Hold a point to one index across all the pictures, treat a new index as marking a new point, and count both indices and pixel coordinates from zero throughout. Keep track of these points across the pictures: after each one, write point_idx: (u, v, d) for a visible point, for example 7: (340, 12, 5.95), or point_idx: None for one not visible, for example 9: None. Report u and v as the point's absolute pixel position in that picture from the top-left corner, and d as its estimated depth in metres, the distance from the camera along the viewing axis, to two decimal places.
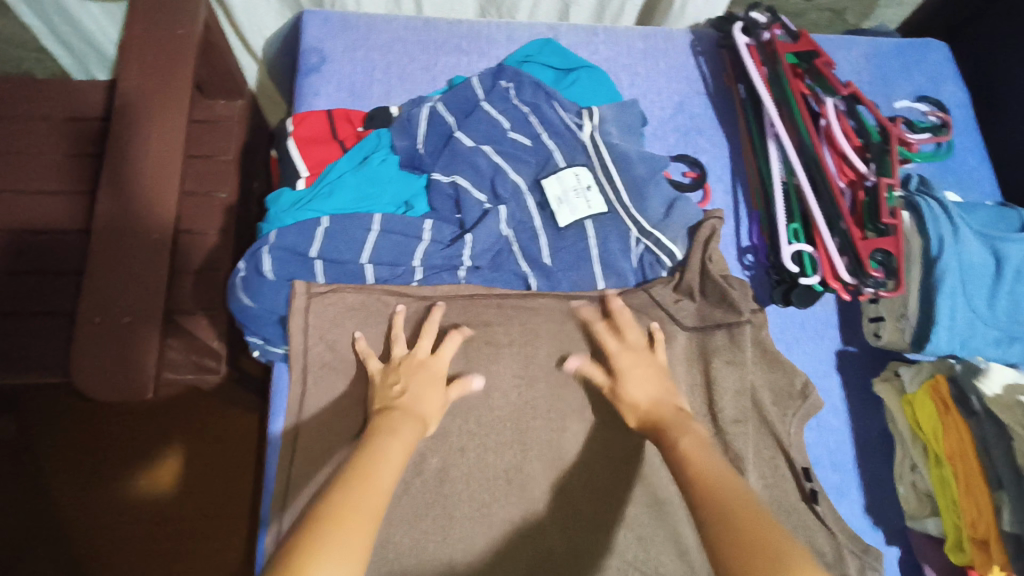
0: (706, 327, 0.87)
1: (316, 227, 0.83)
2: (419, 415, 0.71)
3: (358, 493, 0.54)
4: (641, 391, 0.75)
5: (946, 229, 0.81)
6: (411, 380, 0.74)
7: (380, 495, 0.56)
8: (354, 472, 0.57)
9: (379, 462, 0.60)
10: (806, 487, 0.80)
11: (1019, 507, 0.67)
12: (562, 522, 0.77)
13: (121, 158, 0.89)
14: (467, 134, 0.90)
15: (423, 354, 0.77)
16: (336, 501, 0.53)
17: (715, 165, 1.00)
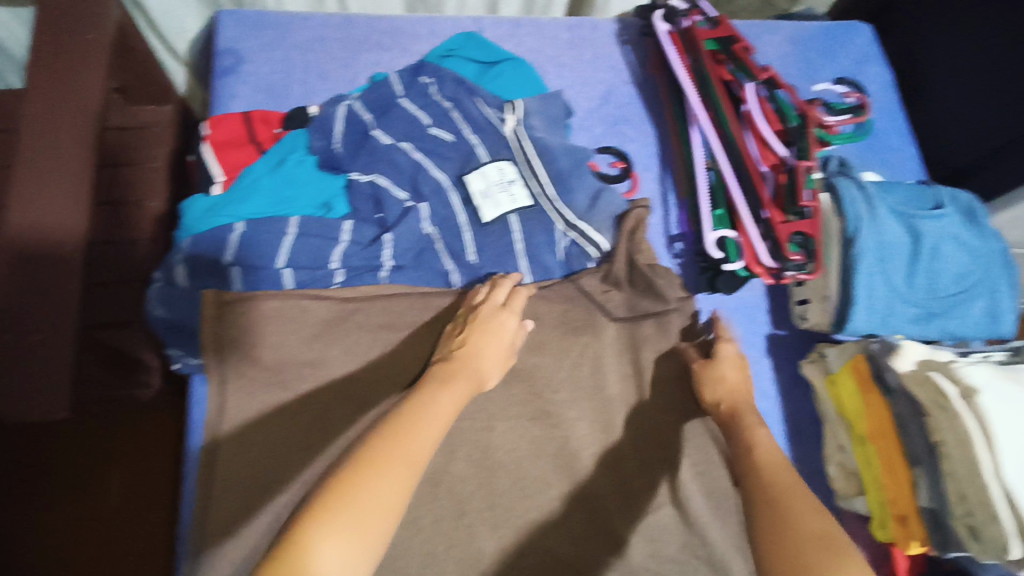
0: (635, 317, 0.88)
1: (229, 233, 0.81)
2: (474, 369, 0.73)
3: (407, 440, 0.56)
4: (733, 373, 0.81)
5: (861, 209, 0.81)
6: (473, 331, 0.76)
7: (425, 444, 0.58)
8: (403, 417, 0.59)
9: (427, 410, 0.61)
10: None
11: (935, 483, 0.67)
12: (491, 522, 0.76)
13: (31, 164, 0.82)
14: (386, 132, 0.88)
15: (494, 303, 0.79)
16: (382, 446, 0.54)
17: (642, 154, 1.00)
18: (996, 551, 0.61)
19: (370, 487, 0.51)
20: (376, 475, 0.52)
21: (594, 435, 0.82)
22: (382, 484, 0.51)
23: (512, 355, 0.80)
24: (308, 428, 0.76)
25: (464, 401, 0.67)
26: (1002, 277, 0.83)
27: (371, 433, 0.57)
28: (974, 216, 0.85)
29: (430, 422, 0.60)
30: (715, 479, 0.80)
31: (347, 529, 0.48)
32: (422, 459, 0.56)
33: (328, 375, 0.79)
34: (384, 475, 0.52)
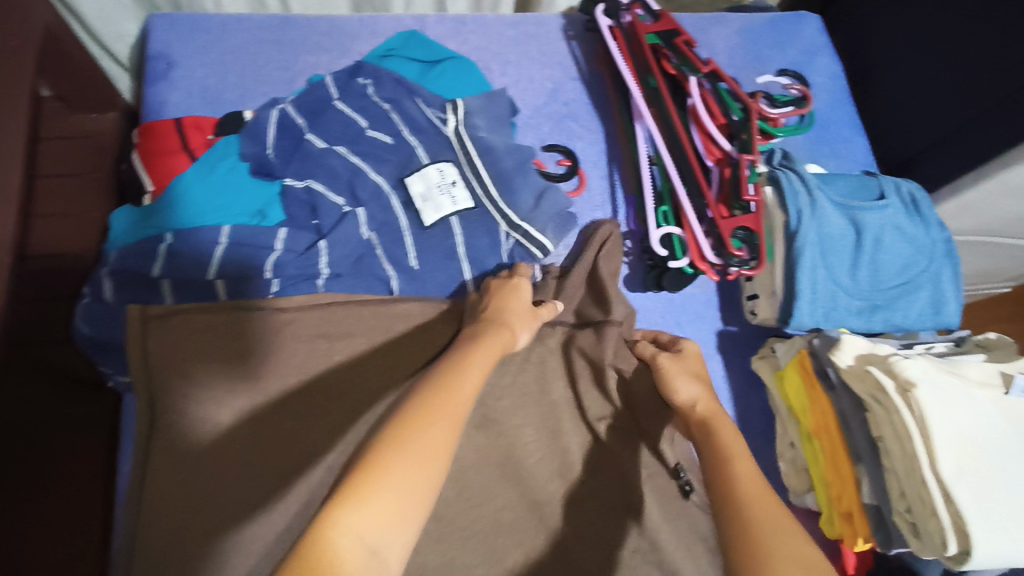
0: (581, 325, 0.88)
1: (158, 246, 0.78)
2: (509, 328, 0.72)
3: (451, 392, 0.57)
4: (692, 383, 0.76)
5: (804, 202, 0.80)
6: (497, 297, 0.77)
7: (469, 401, 0.58)
8: (447, 374, 0.59)
9: (469, 367, 0.61)
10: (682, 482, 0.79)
11: (877, 480, 0.66)
12: (436, 534, 0.74)
13: None
14: (320, 136, 0.86)
15: (501, 278, 0.81)
16: (429, 398, 0.55)
17: (589, 152, 0.99)
18: (933, 548, 0.60)
19: (417, 443, 0.51)
20: (422, 431, 0.52)
21: (541, 440, 0.80)
22: (429, 434, 0.52)
23: (540, 317, 0.79)
24: (241, 445, 0.73)
25: (499, 358, 0.67)
26: (944, 266, 0.83)
27: (419, 386, 0.58)
28: (917, 207, 0.84)
29: (473, 378, 0.60)
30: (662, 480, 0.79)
31: (399, 482, 0.49)
32: (465, 416, 0.57)
33: (259, 389, 0.76)
34: (430, 431, 0.53)
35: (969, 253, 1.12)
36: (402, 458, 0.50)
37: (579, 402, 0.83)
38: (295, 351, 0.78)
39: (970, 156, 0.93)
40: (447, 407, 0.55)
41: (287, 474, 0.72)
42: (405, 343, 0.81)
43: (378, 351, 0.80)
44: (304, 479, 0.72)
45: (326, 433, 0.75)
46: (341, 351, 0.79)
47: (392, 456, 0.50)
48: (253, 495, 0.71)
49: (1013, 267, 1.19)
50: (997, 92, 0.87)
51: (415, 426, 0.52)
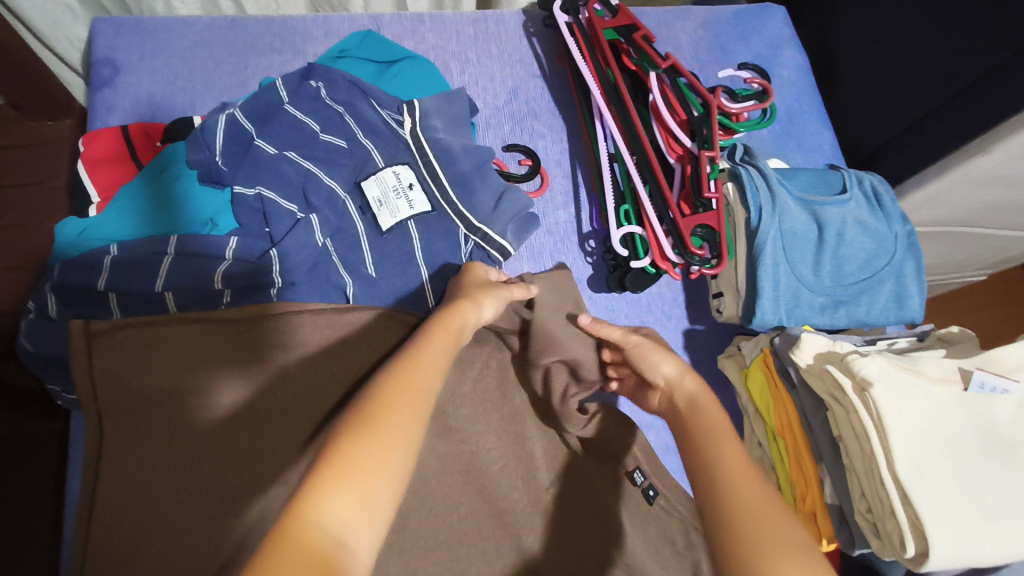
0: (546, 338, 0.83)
1: (103, 258, 0.76)
2: (474, 302, 0.69)
3: (415, 374, 0.55)
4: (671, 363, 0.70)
5: (765, 198, 0.78)
6: (460, 282, 0.75)
7: (437, 382, 0.56)
8: (408, 354, 0.58)
9: (427, 343, 0.60)
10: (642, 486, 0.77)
11: (839, 480, 0.66)
12: (398, 546, 0.71)
13: None
14: (270, 141, 0.84)
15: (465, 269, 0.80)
16: (390, 380, 0.54)
17: (552, 151, 0.98)
18: (893, 548, 0.59)
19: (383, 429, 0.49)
20: (386, 414, 0.50)
21: (504, 447, 0.79)
22: (392, 418, 0.50)
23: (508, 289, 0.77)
24: (197, 464, 0.71)
25: (460, 340, 0.64)
26: (907, 260, 0.82)
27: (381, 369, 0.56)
28: (878, 201, 0.83)
29: (441, 359, 0.59)
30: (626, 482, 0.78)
31: (365, 469, 0.47)
32: (433, 396, 0.55)
33: (213, 406, 0.73)
34: (397, 415, 0.51)
35: (940, 242, 1.12)
36: (370, 442, 0.48)
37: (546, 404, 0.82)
38: (250, 367, 0.75)
39: (935, 147, 0.92)
40: (413, 388, 0.53)
41: (248, 493, 0.71)
42: (361, 355, 0.79)
43: (334, 363, 0.78)
44: (266, 495, 0.71)
45: (286, 450, 0.74)
46: (297, 365, 0.77)
47: (355, 443, 0.48)
48: (213, 516, 0.69)
49: (986, 255, 1.18)
50: (958, 82, 0.87)
51: (381, 410, 0.50)
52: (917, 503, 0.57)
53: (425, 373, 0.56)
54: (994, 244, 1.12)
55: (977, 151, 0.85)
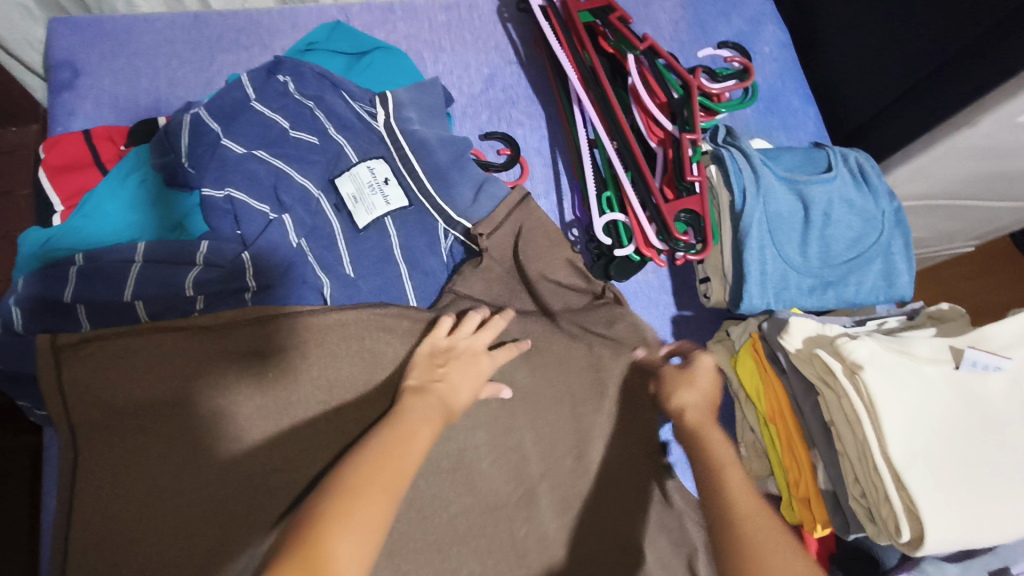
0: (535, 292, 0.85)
1: (69, 267, 0.74)
2: (478, 382, 0.74)
3: (402, 448, 0.60)
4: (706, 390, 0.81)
5: (749, 178, 0.77)
6: (454, 368, 0.73)
7: (408, 472, 0.59)
8: (397, 429, 0.62)
9: (412, 418, 0.64)
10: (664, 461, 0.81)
11: (833, 464, 0.64)
12: (390, 549, 0.69)
13: None
14: (237, 140, 0.80)
15: (478, 342, 0.77)
16: (381, 452, 0.58)
17: (530, 139, 0.95)
18: (889, 533, 0.58)
19: (358, 521, 0.51)
20: (376, 482, 0.55)
21: (495, 440, 0.76)
22: (379, 485, 0.55)
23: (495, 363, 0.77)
24: (176, 475, 0.69)
25: (441, 426, 0.67)
26: (894, 236, 0.80)
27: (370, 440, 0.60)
28: (864, 178, 0.82)
29: (414, 447, 0.61)
30: (650, 475, 0.80)
31: (358, 532, 0.51)
32: (412, 468, 0.60)
33: (188, 415, 0.71)
34: (382, 483, 0.55)
35: (928, 215, 1.11)
36: (347, 534, 0.50)
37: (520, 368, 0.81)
38: (229, 377, 0.72)
39: (923, 118, 0.90)
40: (387, 481, 0.56)
41: (231, 506, 0.70)
42: (340, 354, 0.76)
43: (315, 372, 0.75)
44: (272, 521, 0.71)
45: (270, 456, 0.72)
46: (283, 382, 0.74)
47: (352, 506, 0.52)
48: (201, 528, 0.69)
49: (974, 227, 1.17)
50: (942, 54, 0.85)
51: (357, 501, 0.52)
52: (911, 486, 0.55)
53: (396, 462, 0.58)
54: (982, 214, 1.10)
55: (965, 123, 0.83)
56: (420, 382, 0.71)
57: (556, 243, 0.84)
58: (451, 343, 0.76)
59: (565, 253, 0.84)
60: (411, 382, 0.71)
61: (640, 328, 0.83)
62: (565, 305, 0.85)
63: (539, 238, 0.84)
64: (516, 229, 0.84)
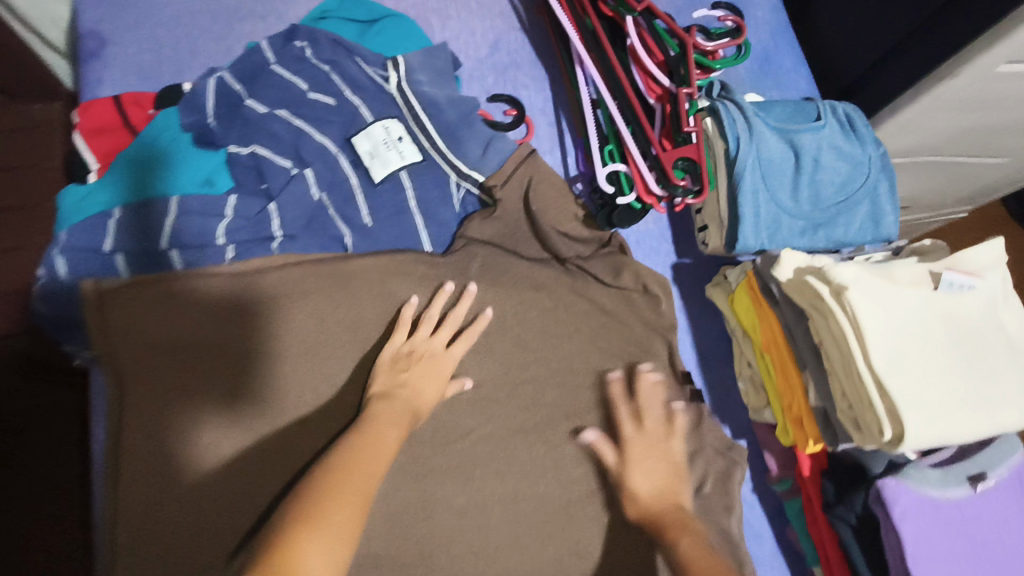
0: (545, 243, 0.89)
1: (108, 219, 0.79)
2: (437, 380, 0.78)
3: (371, 449, 0.66)
4: (649, 484, 0.76)
5: (741, 129, 0.81)
6: (417, 371, 0.77)
7: (379, 472, 0.65)
8: (366, 431, 0.68)
9: (383, 421, 0.70)
10: (688, 388, 0.86)
11: (822, 381, 0.69)
12: (415, 472, 0.78)
13: None
14: (260, 101, 0.85)
15: (437, 344, 0.80)
16: (352, 451, 0.65)
17: (535, 100, 1.00)
18: (873, 438, 0.63)
19: (337, 516, 0.56)
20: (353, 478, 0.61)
21: (508, 375, 0.84)
22: (356, 479, 0.61)
23: (453, 360, 0.80)
24: (218, 407, 0.76)
25: (409, 429, 0.72)
26: (880, 180, 0.85)
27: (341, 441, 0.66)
28: (851, 127, 0.86)
29: (380, 454, 0.66)
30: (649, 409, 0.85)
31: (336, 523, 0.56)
32: (382, 469, 0.65)
33: (226, 350, 0.77)
34: (354, 488, 0.60)
35: (916, 173, 1.16)
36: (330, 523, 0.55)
37: (529, 314, 0.87)
38: (203, 409, 0.75)
39: (908, 73, 0.95)
40: (353, 502, 0.59)
41: (230, 490, 0.74)
42: (361, 296, 0.82)
43: (314, 359, 0.79)
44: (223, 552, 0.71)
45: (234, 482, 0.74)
46: (255, 418, 0.77)
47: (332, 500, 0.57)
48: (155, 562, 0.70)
49: (962, 185, 1.23)
50: (923, 11, 0.90)
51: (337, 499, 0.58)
52: (892, 391, 0.61)
53: (356, 484, 0.61)
54: (969, 171, 1.15)
55: (946, 75, 0.88)
56: (386, 387, 0.75)
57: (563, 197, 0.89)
58: (411, 343, 0.79)
59: (574, 209, 0.89)
60: (375, 389, 0.75)
61: (642, 274, 0.87)
62: (575, 252, 0.90)
63: (546, 191, 0.89)
64: (527, 179, 0.89)
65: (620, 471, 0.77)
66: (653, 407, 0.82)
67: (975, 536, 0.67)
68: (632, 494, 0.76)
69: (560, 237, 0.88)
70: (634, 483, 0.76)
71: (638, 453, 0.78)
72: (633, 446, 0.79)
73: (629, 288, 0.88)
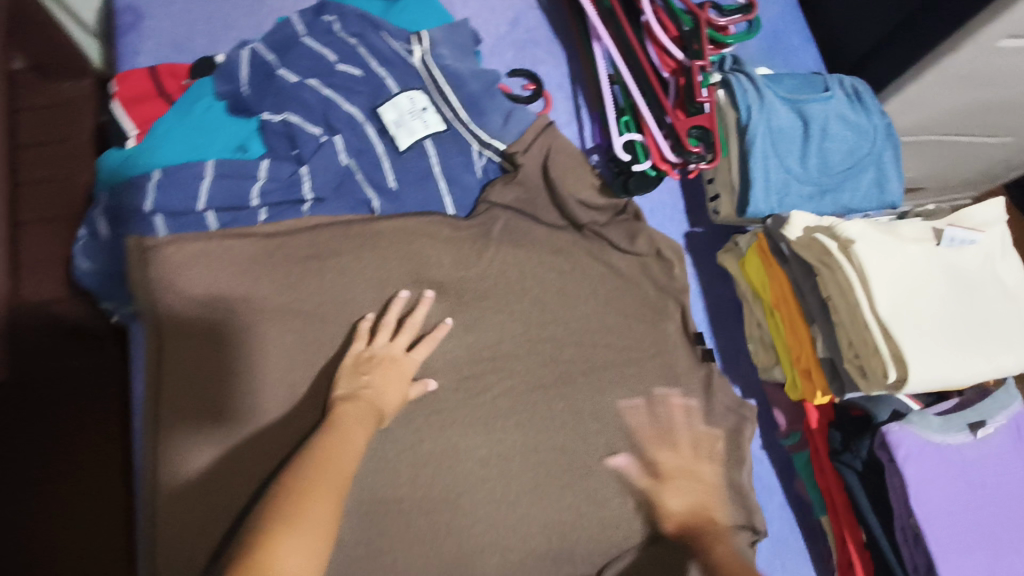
0: (564, 212, 0.93)
1: (147, 180, 0.82)
2: (397, 389, 0.77)
3: (342, 444, 0.67)
4: (685, 506, 0.81)
5: (753, 98, 0.85)
6: (378, 375, 0.77)
7: (351, 467, 0.66)
8: (336, 426, 0.69)
9: (351, 418, 0.71)
10: (699, 349, 0.91)
11: (829, 333, 0.73)
12: (438, 424, 0.81)
13: None
14: (293, 71, 0.89)
15: (397, 349, 0.80)
16: (324, 447, 0.66)
17: (553, 75, 1.04)
18: (877, 382, 0.67)
19: (317, 509, 0.58)
20: (330, 472, 0.63)
21: (527, 334, 0.87)
22: (333, 470, 0.63)
23: (417, 360, 0.80)
24: (254, 361, 0.80)
25: (375, 428, 0.73)
26: (886, 148, 0.89)
27: (311, 439, 0.67)
28: (858, 98, 0.90)
29: (350, 449, 0.67)
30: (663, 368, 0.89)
31: (317, 517, 0.57)
32: (354, 463, 0.67)
33: (259, 305, 0.81)
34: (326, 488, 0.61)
35: (919, 153, 1.20)
36: (311, 517, 0.57)
37: (549, 277, 0.90)
38: (213, 399, 0.78)
39: (912, 50, 0.98)
40: (326, 498, 0.60)
41: (264, 437, 0.78)
42: (388, 257, 0.86)
43: (344, 315, 0.83)
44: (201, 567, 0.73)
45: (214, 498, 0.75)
46: (263, 408, 0.79)
47: (312, 495, 0.59)
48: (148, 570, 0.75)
49: (965, 167, 1.26)
50: None
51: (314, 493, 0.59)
52: (896, 336, 0.65)
53: (331, 478, 0.62)
54: (972, 150, 1.19)
55: (948, 51, 0.91)
56: (348, 390, 0.75)
57: (581, 165, 0.93)
58: (373, 349, 0.79)
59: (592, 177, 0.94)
60: (337, 393, 0.75)
61: (655, 239, 0.92)
62: (592, 219, 0.93)
63: (563, 161, 0.93)
64: (546, 149, 0.93)
65: (654, 493, 0.82)
66: (682, 429, 0.86)
67: (976, 480, 0.71)
68: (667, 513, 0.81)
69: (580, 204, 0.93)
70: (669, 503, 0.81)
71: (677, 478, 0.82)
72: (665, 468, 0.83)
73: (643, 254, 0.93)
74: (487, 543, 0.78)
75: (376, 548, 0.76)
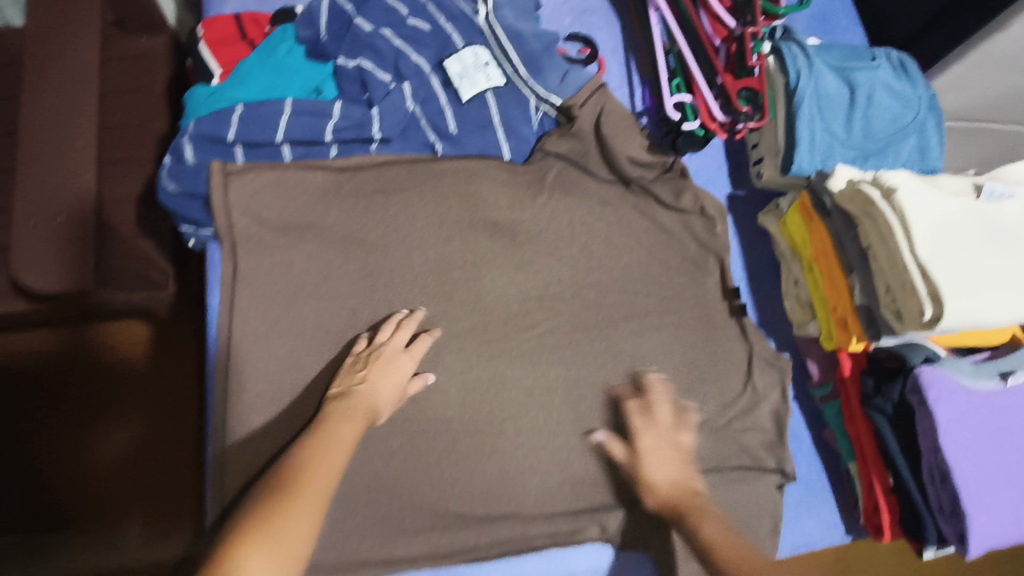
0: (614, 168, 0.97)
1: (230, 113, 0.87)
2: (391, 392, 0.78)
3: (330, 445, 0.67)
4: (667, 475, 0.76)
5: (802, 64, 0.89)
6: (374, 370, 0.78)
7: (338, 466, 0.66)
8: (325, 426, 0.70)
9: (345, 417, 0.72)
10: (736, 303, 0.95)
11: (867, 281, 0.76)
12: (488, 354, 0.86)
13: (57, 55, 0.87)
14: (367, 20, 0.94)
15: (397, 346, 0.80)
16: (310, 448, 0.66)
17: (608, 41, 1.09)
18: (912, 321, 0.70)
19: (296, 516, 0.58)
20: (313, 477, 0.62)
21: (573, 279, 0.92)
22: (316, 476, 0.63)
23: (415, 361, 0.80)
24: (322, 285, 0.86)
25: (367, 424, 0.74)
26: (929, 117, 0.92)
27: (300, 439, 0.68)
28: (904, 69, 0.94)
29: (337, 450, 0.67)
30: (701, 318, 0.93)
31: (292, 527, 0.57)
32: (341, 462, 0.66)
33: (329, 234, 0.88)
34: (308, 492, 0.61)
35: None
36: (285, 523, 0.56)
37: (596, 227, 0.95)
38: (283, 317, 0.85)
39: (962, 27, 1.01)
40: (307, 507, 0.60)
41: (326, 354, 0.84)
42: (448, 198, 0.91)
43: (403, 247, 0.88)
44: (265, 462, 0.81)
45: (262, 437, 0.82)
46: (328, 326, 0.85)
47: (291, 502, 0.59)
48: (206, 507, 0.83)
49: None
50: None
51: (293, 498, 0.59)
52: (933, 277, 0.68)
53: (316, 483, 0.62)
54: None
55: (998, 27, 0.94)
56: (343, 388, 0.76)
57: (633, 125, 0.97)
58: (374, 345, 0.80)
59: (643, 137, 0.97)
60: (334, 390, 0.77)
61: (701, 197, 0.95)
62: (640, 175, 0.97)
63: (617, 118, 0.97)
64: (600, 107, 0.97)
65: (634, 463, 0.78)
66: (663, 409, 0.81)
67: (1004, 426, 0.74)
68: (648, 485, 0.76)
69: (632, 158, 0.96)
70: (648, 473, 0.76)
71: (650, 447, 0.78)
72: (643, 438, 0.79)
73: (688, 210, 0.96)
74: (527, 466, 0.83)
75: (426, 462, 0.82)
